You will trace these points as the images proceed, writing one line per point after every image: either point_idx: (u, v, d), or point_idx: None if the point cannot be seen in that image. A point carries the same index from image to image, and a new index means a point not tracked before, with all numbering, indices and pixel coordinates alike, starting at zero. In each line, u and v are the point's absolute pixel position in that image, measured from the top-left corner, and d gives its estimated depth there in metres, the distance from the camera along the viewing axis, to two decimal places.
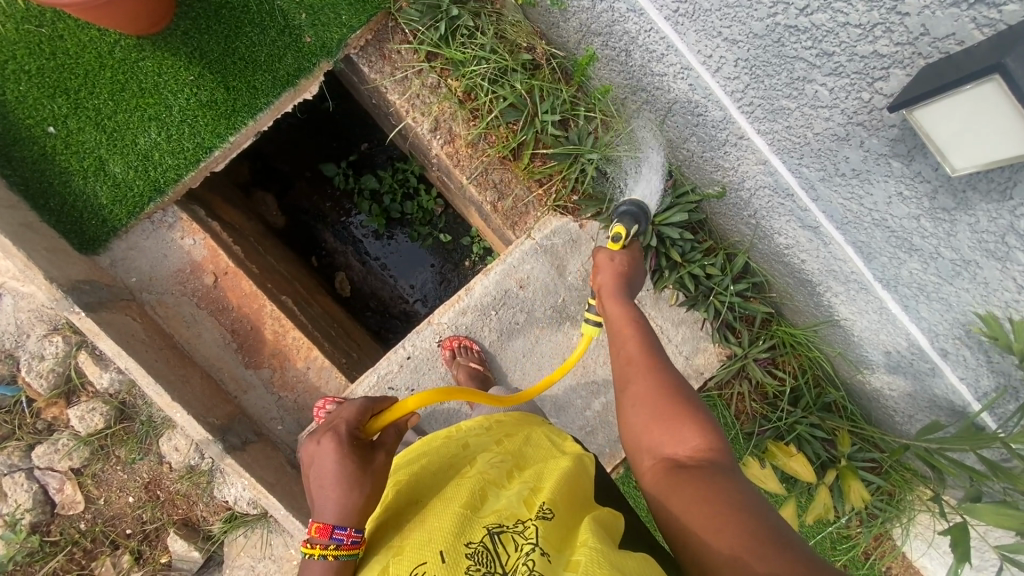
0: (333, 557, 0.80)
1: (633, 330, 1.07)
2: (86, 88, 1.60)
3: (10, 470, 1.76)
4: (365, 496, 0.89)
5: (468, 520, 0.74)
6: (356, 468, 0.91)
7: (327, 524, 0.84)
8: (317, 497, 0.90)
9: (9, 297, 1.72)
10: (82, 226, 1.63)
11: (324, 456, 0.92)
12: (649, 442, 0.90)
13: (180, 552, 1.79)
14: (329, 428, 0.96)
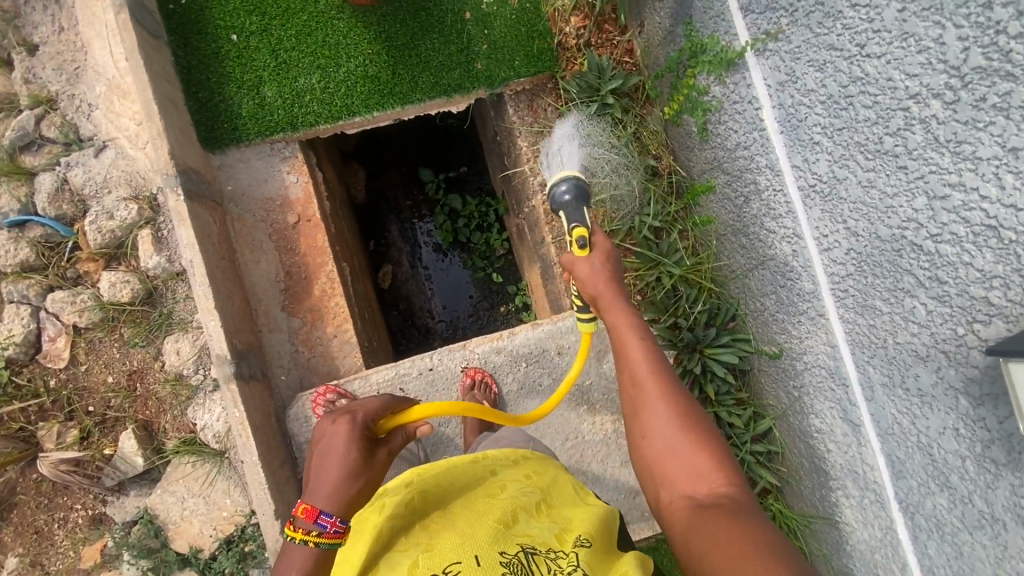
0: (314, 543, 1.06)
1: (638, 347, 1.11)
2: (280, 19, 1.75)
3: (20, 300, 1.77)
4: (355, 491, 1.09)
5: (500, 536, 0.82)
6: (356, 458, 1.11)
7: (314, 509, 1.06)
8: (317, 471, 1.12)
9: (112, 151, 1.77)
10: (213, 125, 1.72)
11: (334, 441, 1.13)
12: (666, 477, 0.97)
13: (125, 455, 1.73)
14: (348, 414, 1.18)
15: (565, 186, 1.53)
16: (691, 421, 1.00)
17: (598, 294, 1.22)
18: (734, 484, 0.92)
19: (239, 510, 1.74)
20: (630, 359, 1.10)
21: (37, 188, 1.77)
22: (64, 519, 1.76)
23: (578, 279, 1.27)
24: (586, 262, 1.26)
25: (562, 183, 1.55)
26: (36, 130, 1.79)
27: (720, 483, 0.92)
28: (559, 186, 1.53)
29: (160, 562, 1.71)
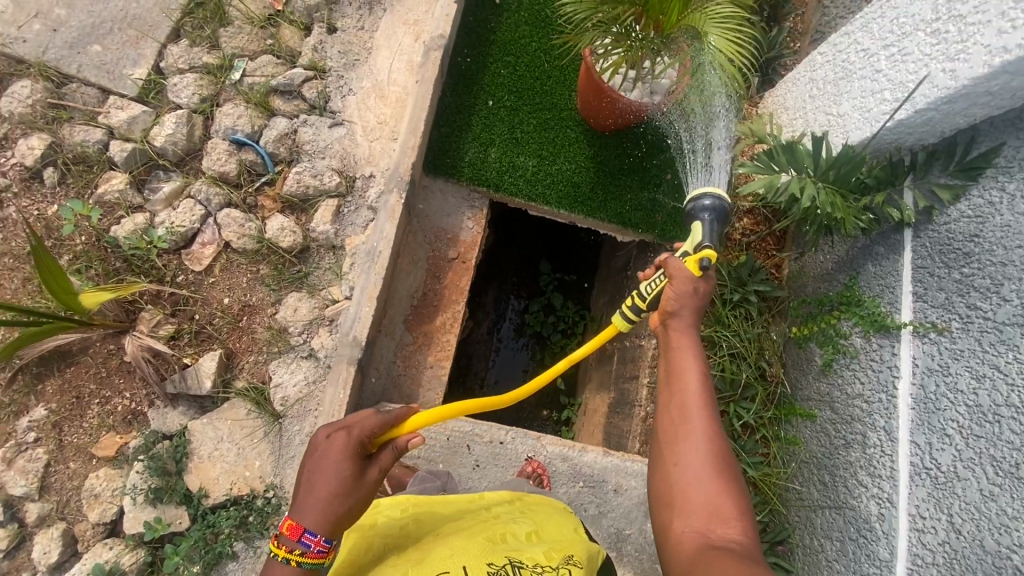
0: (295, 563, 1.04)
1: (695, 374, 1.09)
2: (529, 108, 2.07)
3: (199, 199, 1.94)
4: (345, 510, 1.08)
5: (482, 554, 1.01)
6: (347, 475, 1.09)
7: (299, 527, 1.05)
8: (306, 487, 1.09)
9: (346, 130, 2.03)
10: (438, 158, 2.00)
11: (325, 458, 1.09)
12: (684, 506, 0.98)
13: (198, 373, 1.77)
14: (342, 429, 1.14)
15: (708, 201, 1.44)
16: (722, 463, 1.01)
17: (673, 309, 1.19)
18: (744, 535, 0.94)
19: (263, 476, 1.74)
20: (684, 384, 1.09)
21: (271, 125, 2.02)
22: (110, 399, 1.79)
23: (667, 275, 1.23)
24: (678, 267, 1.23)
25: (703, 198, 1.45)
26: (297, 83, 2.06)
27: (734, 530, 0.94)
28: (701, 197, 1.45)
29: (167, 486, 1.70)
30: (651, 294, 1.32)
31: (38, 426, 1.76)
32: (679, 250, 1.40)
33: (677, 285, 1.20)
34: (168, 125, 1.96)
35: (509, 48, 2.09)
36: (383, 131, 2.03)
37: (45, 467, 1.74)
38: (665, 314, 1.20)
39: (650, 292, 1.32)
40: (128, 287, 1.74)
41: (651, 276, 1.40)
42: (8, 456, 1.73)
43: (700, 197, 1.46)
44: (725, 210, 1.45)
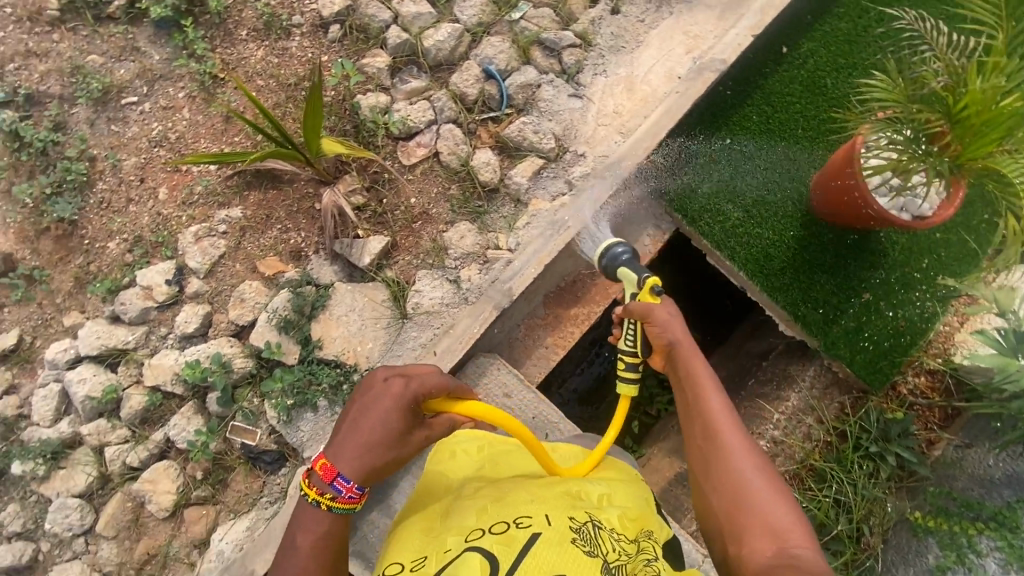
0: (325, 506, 1.09)
1: (716, 401, 1.21)
2: (760, 165, 2.03)
3: (434, 105, 2.10)
4: (382, 463, 1.14)
5: (561, 507, 1.08)
6: (394, 428, 1.14)
7: (332, 469, 1.09)
8: (350, 428, 1.14)
9: (582, 105, 2.09)
10: (652, 170, 2.03)
11: (377, 407, 1.14)
12: (738, 526, 1.07)
13: (363, 247, 1.96)
14: (398, 377, 1.18)
15: (620, 249, 1.66)
16: (762, 472, 1.12)
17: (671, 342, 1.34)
18: (808, 543, 1.01)
19: (369, 358, 1.91)
20: (707, 412, 1.20)
21: (522, 71, 2.13)
22: (287, 231, 2.02)
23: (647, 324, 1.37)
24: (655, 307, 1.37)
25: (609, 248, 1.69)
26: (561, 46, 2.14)
27: (795, 537, 1.02)
28: (614, 246, 1.68)
29: (298, 323, 1.90)
30: (636, 342, 1.45)
31: (229, 222, 2.01)
32: (627, 291, 1.57)
33: (659, 322, 1.35)
34: (442, 32, 2.11)
35: (769, 104, 2.07)
36: (613, 121, 2.06)
37: (219, 256, 1.99)
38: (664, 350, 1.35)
39: (633, 340, 1.45)
40: (362, 151, 1.94)
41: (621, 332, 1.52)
42: (198, 234, 1.99)
43: (610, 246, 1.69)
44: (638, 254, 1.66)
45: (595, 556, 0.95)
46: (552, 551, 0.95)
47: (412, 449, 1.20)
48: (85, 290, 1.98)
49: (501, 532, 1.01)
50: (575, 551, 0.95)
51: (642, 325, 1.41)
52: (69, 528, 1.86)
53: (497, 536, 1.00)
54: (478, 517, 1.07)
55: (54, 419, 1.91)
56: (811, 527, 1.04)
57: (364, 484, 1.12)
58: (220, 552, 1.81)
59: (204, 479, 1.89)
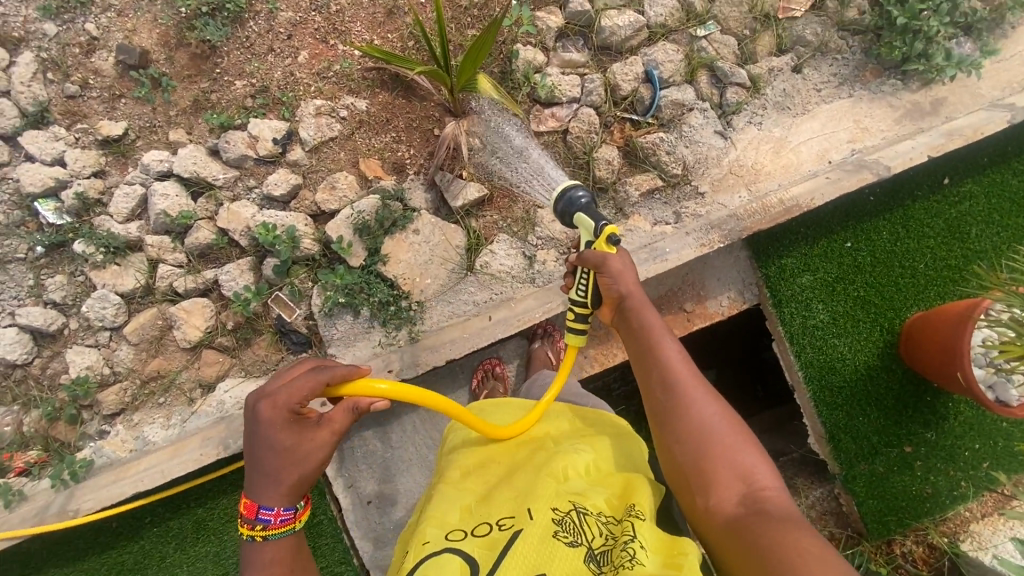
0: (261, 538, 1.06)
1: (672, 350, 1.18)
2: (867, 282, 2.00)
3: (583, 84, 2.05)
4: (301, 478, 1.07)
5: (544, 491, 1.04)
6: (289, 446, 1.05)
7: (253, 505, 1.06)
8: (254, 467, 1.07)
9: (723, 147, 2.03)
10: (765, 242, 1.99)
11: (260, 441, 1.05)
12: (706, 480, 1.05)
13: (460, 190, 1.96)
14: (266, 398, 1.05)
15: (580, 195, 1.33)
16: (729, 420, 1.10)
17: (630, 291, 1.25)
18: (772, 482, 1.03)
19: (423, 292, 1.96)
20: (665, 362, 1.17)
21: (681, 88, 2.06)
22: (398, 142, 2.04)
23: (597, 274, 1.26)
24: (608, 255, 1.25)
25: (563, 199, 1.34)
26: (730, 81, 2.07)
27: (762, 478, 1.03)
28: (574, 189, 1.34)
29: (374, 231, 1.93)
30: (586, 294, 1.31)
31: (351, 111, 2.02)
32: (582, 240, 1.32)
33: (611, 272, 1.23)
34: (624, 19, 2.03)
35: (905, 228, 2.01)
36: (746, 175, 2.01)
37: (329, 137, 2.01)
38: (616, 301, 1.26)
39: (584, 292, 1.31)
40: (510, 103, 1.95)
41: (571, 282, 1.40)
42: (320, 109, 2.01)
43: (569, 189, 1.34)
44: (591, 201, 1.32)
45: (578, 546, 0.95)
46: (534, 548, 0.94)
47: (322, 450, 1.08)
48: (199, 116, 2.03)
49: (483, 534, 1.01)
50: (555, 546, 0.94)
51: (592, 275, 1.28)
52: (101, 319, 1.94)
53: (478, 539, 1.01)
54: (462, 515, 1.08)
55: (127, 217, 1.97)
56: (772, 461, 1.06)
57: (292, 504, 1.08)
58: (221, 401, 1.91)
59: (233, 330, 1.97)
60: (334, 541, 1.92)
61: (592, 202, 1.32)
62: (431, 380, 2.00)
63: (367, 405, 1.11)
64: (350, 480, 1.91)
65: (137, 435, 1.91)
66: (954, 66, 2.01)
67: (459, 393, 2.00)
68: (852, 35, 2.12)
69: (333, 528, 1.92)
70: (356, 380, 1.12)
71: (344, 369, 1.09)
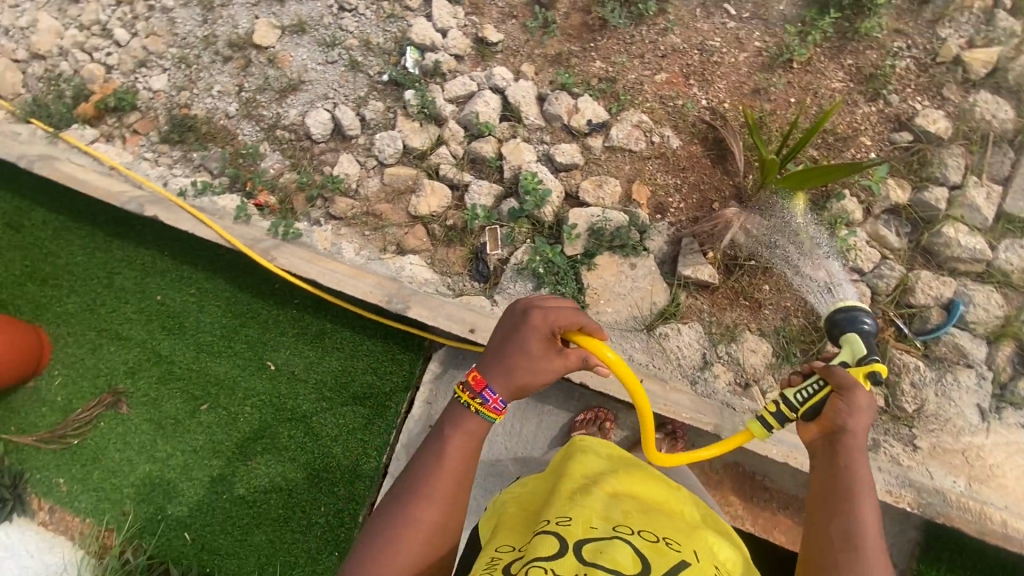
0: (473, 410, 1.09)
1: (876, 525, 0.95)
2: None
3: (881, 265, 1.89)
4: (525, 387, 1.10)
5: (707, 547, 0.99)
6: (540, 356, 1.10)
7: (479, 381, 1.09)
8: (496, 354, 1.11)
9: (974, 424, 1.76)
10: (947, 543, 1.69)
11: (517, 337, 1.10)
12: None
13: (696, 265, 1.96)
14: (538, 308, 1.12)
15: (866, 319, 1.14)
16: None
17: (851, 430, 1.01)
18: None
19: (600, 314, 2.01)
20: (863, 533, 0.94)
21: (975, 340, 1.82)
22: (677, 191, 2.09)
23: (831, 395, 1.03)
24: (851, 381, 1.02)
25: (848, 313, 1.14)
26: None
27: None
28: (862, 312, 1.14)
29: (603, 241, 2.03)
30: (804, 403, 1.06)
31: (661, 142, 2.12)
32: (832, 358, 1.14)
33: (849, 401, 1.01)
34: (970, 241, 1.85)
35: None
36: (977, 468, 1.73)
37: (630, 148, 2.13)
38: (831, 430, 1.03)
39: (802, 398, 1.06)
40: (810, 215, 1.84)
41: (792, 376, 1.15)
42: (640, 124, 2.14)
43: (855, 309, 1.15)
44: (875, 330, 1.13)
45: None
46: None
47: (553, 375, 1.11)
48: (552, 66, 2.28)
49: (648, 539, 0.95)
50: None
51: (824, 389, 1.05)
52: (379, 150, 2.31)
53: (646, 540, 0.94)
54: (622, 512, 1.02)
55: (451, 98, 2.31)
56: None
57: (507, 403, 1.10)
58: (402, 267, 2.19)
59: (448, 227, 2.22)
60: (383, 429, 2.16)
61: (875, 335, 1.13)
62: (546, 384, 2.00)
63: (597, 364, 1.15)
64: (430, 396, 2.16)
65: (334, 242, 2.26)
66: None
67: (558, 413, 1.98)
68: None
69: (391, 420, 2.16)
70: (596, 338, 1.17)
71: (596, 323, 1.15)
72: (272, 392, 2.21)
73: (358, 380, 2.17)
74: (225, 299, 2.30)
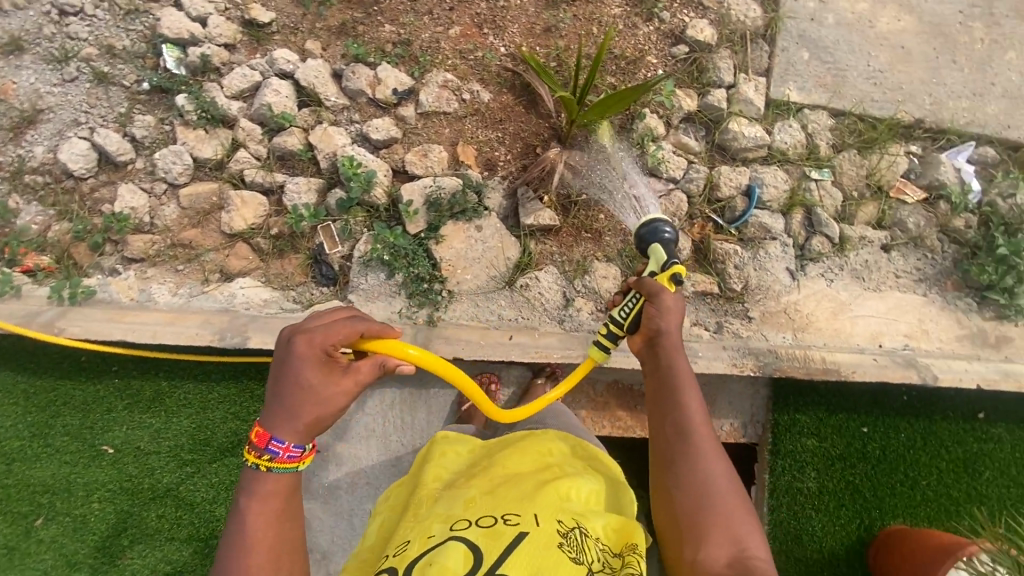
0: (264, 467, 1.10)
1: (695, 402, 1.20)
2: (866, 473, 1.97)
3: (689, 170, 2.09)
4: (317, 420, 1.12)
5: (550, 499, 1.11)
6: (319, 384, 1.10)
7: (265, 436, 1.10)
8: (276, 399, 1.11)
9: (787, 285, 2.06)
10: (787, 389, 1.98)
11: (289, 374, 1.10)
12: (696, 533, 1.12)
13: (535, 211, 2.00)
14: (308, 335, 1.12)
15: (666, 228, 1.26)
16: (735, 486, 1.15)
17: (669, 335, 1.23)
18: (764, 555, 1.09)
19: (459, 284, 1.98)
20: (685, 413, 1.18)
21: (774, 214, 2.09)
22: (500, 143, 2.09)
23: (650, 308, 1.21)
24: (667, 292, 1.20)
25: (651, 226, 1.26)
26: (821, 229, 2.09)
27: (755, 548, 1.09)
28: (661, 220, 1.27)
29: (442, 210, 1.98)
30: (627, 318, 1.24)
31: (472, 98, 2.08)
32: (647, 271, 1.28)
33: (662, 307, 1.19)
34: (752, 131, 2.09)
35: (922, 440, 2.00)
36: (798, 321, 2.03)
37: (443, 110, 2.07)
38: (652, 335, 1.23)
39: (626, 315, 1.24)
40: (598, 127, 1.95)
41: (618, 299, 1.32)
42: (447, 83, 2.07)
43: (657, 221, 1.26)
44: (675, 235, 1.25)
45: (580, 563, 1.00)
46: (535, 554, 0.98)
47: (341, 397, 1.12)
48: (340, 39, 2.09)
49: (487, 526, 1.05)
50: (559, 556, 0.99)
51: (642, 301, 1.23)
52: (165, 172, 1.99)
53: (482, 528, 1.04)
54: (465, 507, 1.11)
55: (234, 95, 2.03)
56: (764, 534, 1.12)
57: (302, 443, 1.12)
58: (232, 294, 1.95)
59: (274, 237, 2.01)
60: None
61: (676, 239, 1.26)
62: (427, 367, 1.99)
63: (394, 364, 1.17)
64: None
65: (143, 288, 1.95)
66: None
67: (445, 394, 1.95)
68: (950, 241, 2.14)
69: None
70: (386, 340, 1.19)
71: (377, 326, 1.17)
72: (120, 477, 1.90)
73: (220, 432, 1.91)
74: (21, 393, 1.90)
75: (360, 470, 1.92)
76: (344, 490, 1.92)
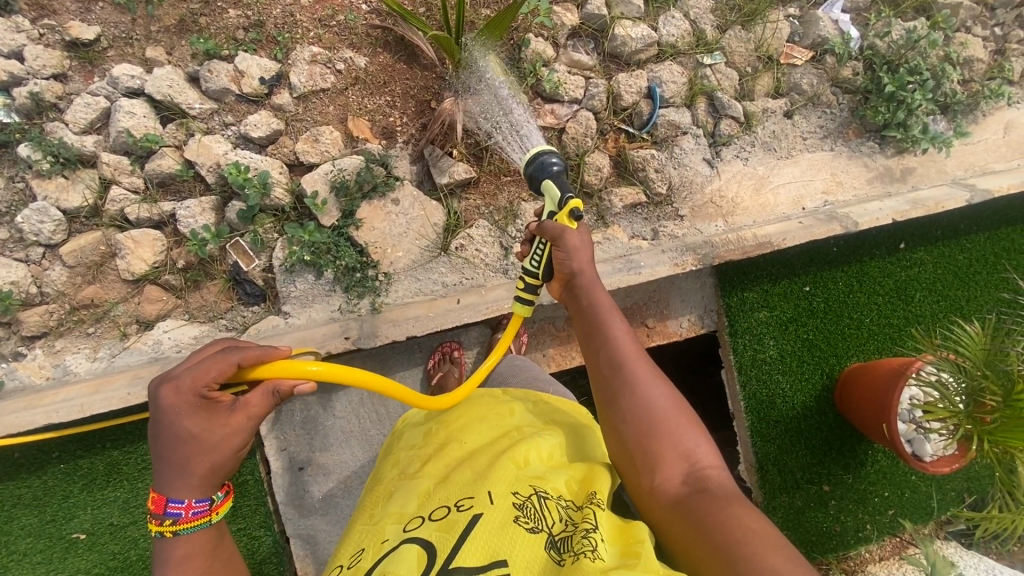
0: (171, 533, 1.02)
1: (621, 329, 1.23)
2: (817, 328, 2.11)
3: (587, 88, 2.05)
4: (214, 468, 1.03)
5: (504, 471, 1.10)
6: (199, 430, 1.00)
7: (162, 498, 1.01)
8: (161, 458, 1.01)
9: (707, 175, 2.10)
10: (731, 273, 2.06)
11: (165, 428, 0.99)
12: (646, 463, 1.09)
13: (448, 168, 1.93)
14: (172, 382, 0.99)
15: (554, 164, 1.41)
16: (677, 401, 1.15)
17: (582, 270, 1.31)
18: (715, 464, 1.08)
19: (393, 263, 1.91)
20: (614, 342, 1.20)
21: (679, 109, 2.09)
22: (392, 108, 1.98)
23: (560, 249, 1.31)
24: (572, 230, 1.32)
25: (541, 167, 1.42)
26: (726, 113, 2.12)
27: (705, 460, 1.08)
28: (547, 155, 1.43)
29: (352, 193, 1.87)
30: (540, 266, 1.38)
31: (348, 66, 1.94)
32: (545, 210, 1.41)
33: (567, 247, 1.30)
34: (638, 31, 2.04)
35: (858, 283, 2.14)
36: (725, 207, 2.10)
37: (320, 89, 1.92)
38: (569, 275, 1.32)
39: (537, 264, 1.38)
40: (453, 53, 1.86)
41: (526, 252, 1.45)
42: (316, 57, 1.90)
43: (542, 154, 1.43)
44: (563, 168, 1.43)
45: (539, 532, 0.99)
46: (493, 533, 0.98)
47: (235, 437, 1.02)
48: (184, 38, 1.87)
49: (441, 518, 1.05)
50: (517, 530, 0.99)
51: (550, 246, 1.35)
52: (36, 234, 1.78)
53: (436, 522, 1.04)
54: (420, 503, 1.11)
55: (84, 129, 1.81)
56: (715, 445, 1.11)
57: (206, 496, 1.03)
58: (158, 342, 1.82)
59: (183, 270, 1.87)
60: (256, 504, 1.84)
61: (564, 169, 1.43)
62: (387, 355, 1.96)
63: (290, 387, 1.05)
64: (282, 442, 1.85)
65: (56, 363, 1.80)
66: (928, 141, 2.16)
67: (412, 371, 1.98)
68: (843, 92, 2.21)
69: (257, 490, 1.84)
70: (275, 362, 1.06)
71: (257, 351, 1.04)
72: (104, 561, 1.81)
73: None
74: None
75: (351, 473, 1.90)
76: (340, 497, 1.90)
